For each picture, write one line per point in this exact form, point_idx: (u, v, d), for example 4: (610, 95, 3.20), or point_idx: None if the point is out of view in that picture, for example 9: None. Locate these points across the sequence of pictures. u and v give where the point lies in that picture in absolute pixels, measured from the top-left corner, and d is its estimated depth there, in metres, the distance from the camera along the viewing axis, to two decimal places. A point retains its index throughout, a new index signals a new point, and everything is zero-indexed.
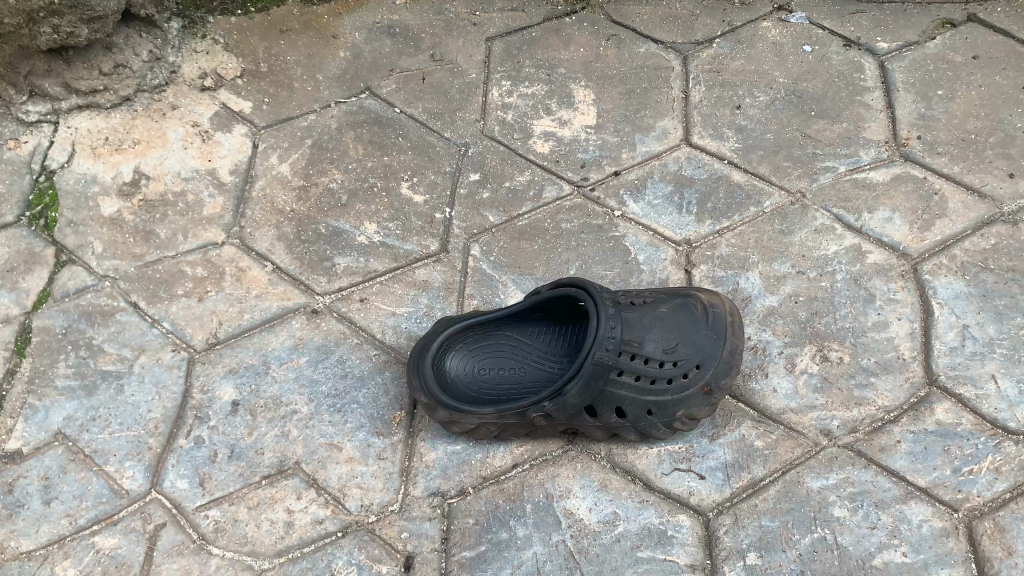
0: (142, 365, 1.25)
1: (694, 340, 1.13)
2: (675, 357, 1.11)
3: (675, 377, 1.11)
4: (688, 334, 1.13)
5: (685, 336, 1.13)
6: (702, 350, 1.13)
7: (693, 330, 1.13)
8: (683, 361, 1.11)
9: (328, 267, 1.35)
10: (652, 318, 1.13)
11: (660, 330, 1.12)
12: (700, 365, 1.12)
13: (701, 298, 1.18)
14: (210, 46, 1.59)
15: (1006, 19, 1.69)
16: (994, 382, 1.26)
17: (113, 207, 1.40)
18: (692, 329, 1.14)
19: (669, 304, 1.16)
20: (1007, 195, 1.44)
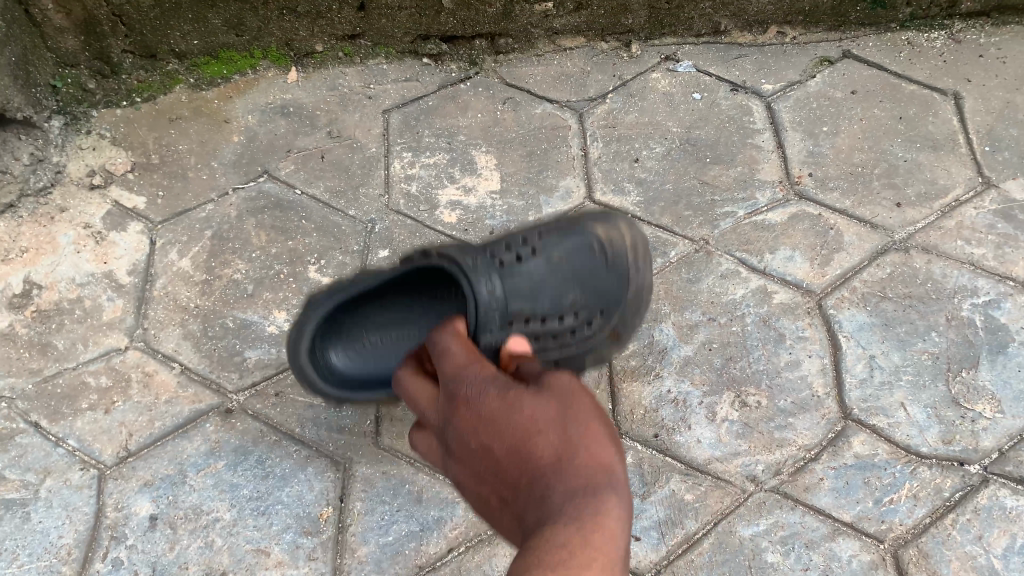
0: (49, 488, 1.20)
1: (583, 270, 1.12)
2: (579, 310, 1.11)
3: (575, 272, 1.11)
4: (584, 274, 1.12)
5: (590, 331, 1.12)
6: (607, 295, 1.12)
7: (594, 272, 1.12)
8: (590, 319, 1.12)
9: (239, 362, 1.32)
10: (547, 273, 1.11)
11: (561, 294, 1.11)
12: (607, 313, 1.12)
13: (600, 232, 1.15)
14: (97, 142, 1.55)
15: (878, 53, 1.76)
16: (904, 410, 1.33)
17: (3, 320, 1.34)
18: (591, 271, 1.12)
19: (562, 250, 1.13)
20: (896, 224, 1.51)
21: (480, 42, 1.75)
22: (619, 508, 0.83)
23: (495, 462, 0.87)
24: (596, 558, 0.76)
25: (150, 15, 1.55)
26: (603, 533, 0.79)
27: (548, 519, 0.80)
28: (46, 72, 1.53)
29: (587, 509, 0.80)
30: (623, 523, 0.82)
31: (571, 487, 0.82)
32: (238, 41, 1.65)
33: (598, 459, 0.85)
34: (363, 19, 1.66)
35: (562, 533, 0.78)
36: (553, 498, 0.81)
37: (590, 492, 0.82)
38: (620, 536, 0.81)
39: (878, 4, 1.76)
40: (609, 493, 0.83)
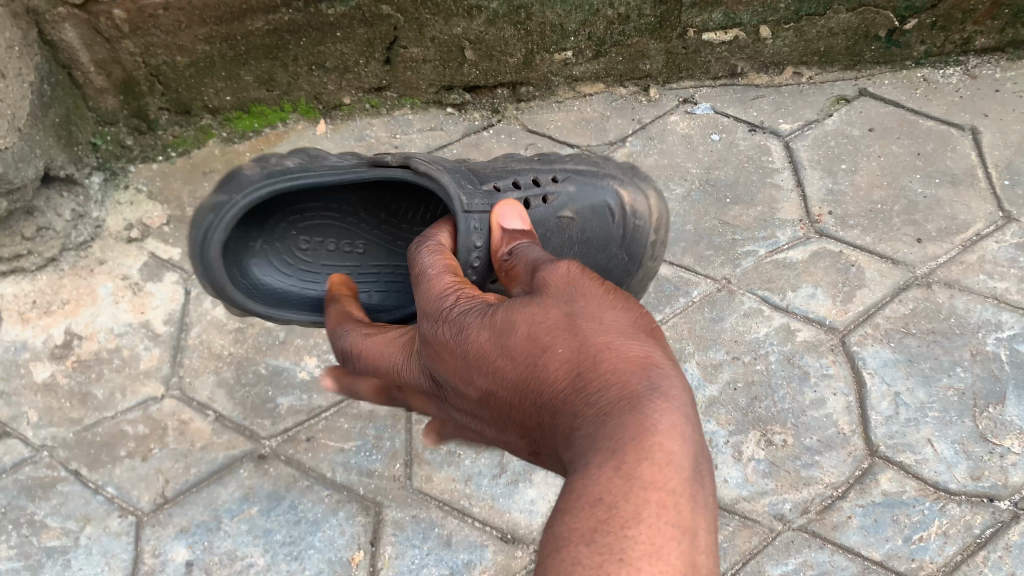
0: (89, 535, 1.24)
1: (596, 232, 1.15)
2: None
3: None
4: (590, 245, 1.15)
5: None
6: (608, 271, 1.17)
7: (600, 254, 1.15)
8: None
9: (271, 409, 1.36)
10: (552, 229, 1.14)
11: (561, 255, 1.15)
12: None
13: (623, 200, 1.16)
14: (134, 196, 1.61)
15: (894, 90, 1.79)
16: (931, 446, 1.33)
17: (45, 371, 1.39)
18: (599, 249, 1.15)
19: (575, 208, 1.15)
20: (918, 260, 1.52)
21: (502, 90, 1.79)
22: (675, 405, 0.68)
23: (523, 396, 0.76)
24: (636, 454, 0.64)
25: (186, 74, 1.61)
26: (655, 437, 0.65)
27: (577, 436, 0.69)
28: (86, 130, 1.60)
29: (628, 420, 0.66)
30: (685, 417, 0.68)
31: (602, 400, 0.69)
32: (269, 96, 1.70)
33: (627, 355, 0.71)
34: (389, 71, 1.71)
35: (593, 478, 0.64)
36: (581, 426, 0.69)
37: (622, 398, 0.68)
38: (680, 436, 0.67)
39: (892, 44, 1.79)
40: (645, 374, 0.70)
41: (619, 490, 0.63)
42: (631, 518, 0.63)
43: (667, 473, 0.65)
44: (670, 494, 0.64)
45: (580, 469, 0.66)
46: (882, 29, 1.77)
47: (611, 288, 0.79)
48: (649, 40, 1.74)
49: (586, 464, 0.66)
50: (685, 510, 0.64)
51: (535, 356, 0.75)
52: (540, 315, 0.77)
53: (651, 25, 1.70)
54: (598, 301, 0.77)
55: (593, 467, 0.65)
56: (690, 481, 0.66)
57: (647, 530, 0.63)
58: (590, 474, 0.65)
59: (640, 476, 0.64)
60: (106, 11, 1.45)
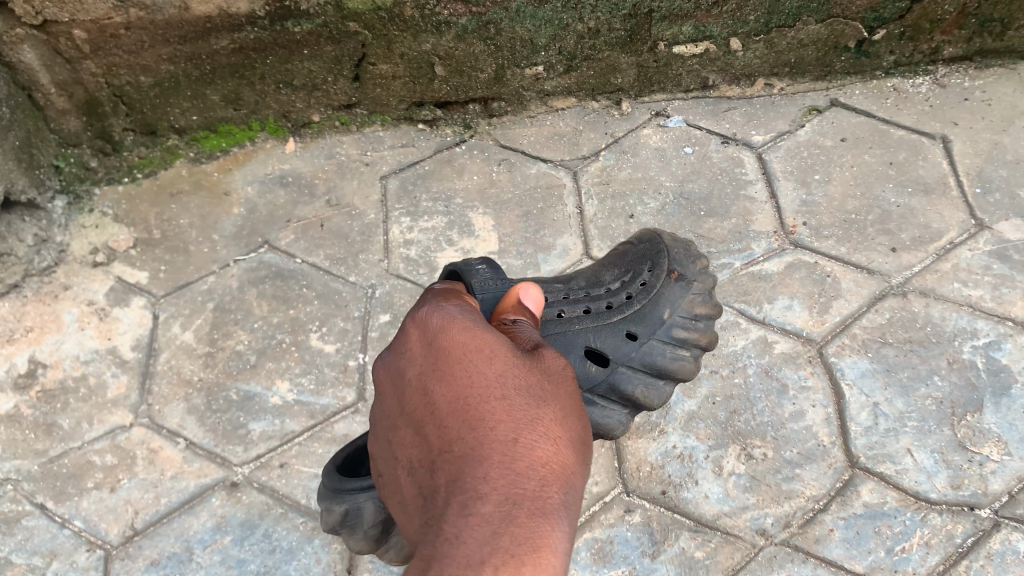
0: (56, 571, 1.21)
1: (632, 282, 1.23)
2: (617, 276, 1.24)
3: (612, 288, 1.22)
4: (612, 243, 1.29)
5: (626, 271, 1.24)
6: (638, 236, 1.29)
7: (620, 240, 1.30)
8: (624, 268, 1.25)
9: (243, 434, 1.33)
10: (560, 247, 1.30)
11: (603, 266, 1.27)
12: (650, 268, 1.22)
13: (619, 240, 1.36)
14: (99, 219, 1.58)
15: (865, 100, 1.79)
16: (911, 455, 1.32)
17: (9, 402, 1.35)
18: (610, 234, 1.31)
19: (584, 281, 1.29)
20: (892, 269, 1.52)
21: (474, 106, 1.77)
22: (576, 541, 0.65)
23: (446, 422, 0.74)
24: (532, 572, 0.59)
25: (150, 94, 1.59)
26: (553, 557, 0.61)
27: (483, 499, 0.64)
28: (49, 152, 1.57)
29: (540, 525, 0.62)
30: (578, 557, 0.65)
31: (527, 486, 0.66)
32: (235, 115, 1.68)
33: (562, 463, 0.70)
34: (358, 89, 1.70)
35: (486, 550, 0.60)
36: (492, 491, 0.65)
37: (544, 500, 0.65)
38: (568, 574, 0.62)
39: (861, 54, 1.80)
40: (569, 490, 0.68)
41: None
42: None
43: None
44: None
45: (469, 545, 0.60)
46: (851, 40, 1.77)
47: (575, 407, 0.79)
48: (620, 53, 1.73)
49: (478, 545, 0.60)
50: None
51: (481, 403, 0.74)
52: (505, 378, 0.77)
53: (621, 39, 1.70)
54: (558, 409, 0.77)
55: (489, 549, 0.60)
56: None
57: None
58: (478, 555, 0.59)
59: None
60: (66, 31, 1.43)
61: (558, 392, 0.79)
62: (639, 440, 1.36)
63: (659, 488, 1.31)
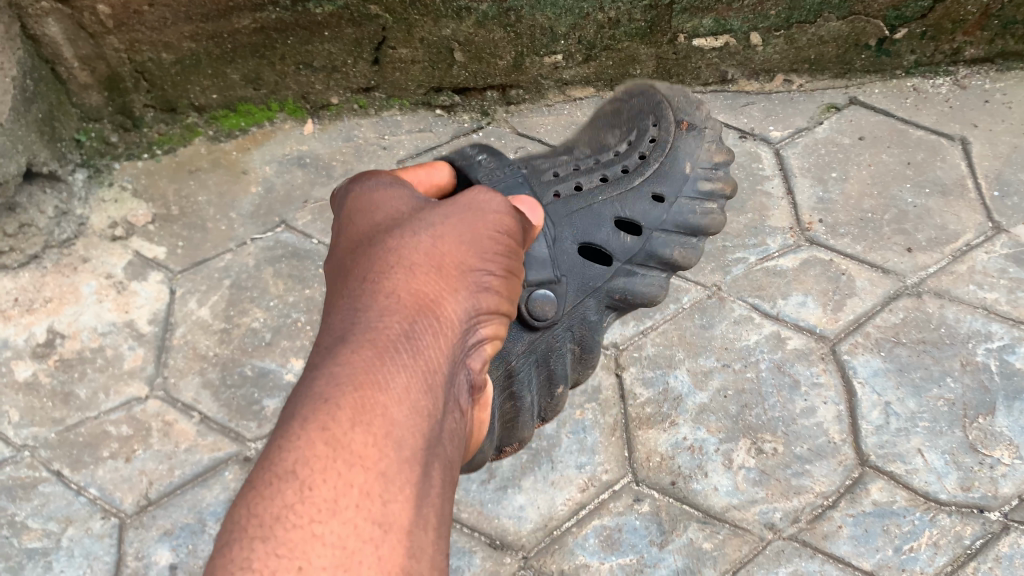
0: (70, 537, 1.22)
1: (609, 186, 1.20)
2: (625, 167, 1.21)
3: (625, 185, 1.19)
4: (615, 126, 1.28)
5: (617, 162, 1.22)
6: (636, 121, 1.27)
7: (620, 120, 1.29)
8: (634, 165, 1.21)
9: (257, 411, 1.34)
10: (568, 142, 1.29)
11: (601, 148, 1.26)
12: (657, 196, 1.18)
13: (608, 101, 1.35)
14: (119, 194, 1.58)
15: (884, 99, 1.78)
16: (922, 456, 1.32)
17: (27, 369, 1.38)
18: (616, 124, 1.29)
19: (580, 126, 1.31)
20: (907, 269, 1.52)
21: (492, 93, 1.77)
22: (415, 374, 0.73)
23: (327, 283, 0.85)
24: (353, 415, 0.67)
25: (171, 72, 1.60)
26: (380, 399, 0.69)
27: (325, 345, 0.74)
28: (70, 126, 1.58)
29: (365, 371, 0.70)
30: (423, 388, 0.73)
31: (368, 330, 0.73)
32: (256, 95, 1.69)
33: (414, 297, 0.77)
34: (378, 72, 1.70)
35: (305, 430, 0.66)
36: (337, 335, 0.74)
37: (381, 343, 0.72)
38: (406, 408, 0.70)
39: (882, 53, 1.80)
40: (413, 328, 0.75)
41: (321, 446, 0.65)
42: (322, 472, 0.64)
43: (377, 450, 0.67)
44: (377, 477, 0.66)
45: (303, 396, 0.69)
46: (872, 38, 1.78)
47: (463, 234, 0.83)
48: (640, 45, 1.73)
49: (303, 401, 0.68)
50: (391, 490, 0.66)
51: (350, 259, 0.83)
52: (375, 231, 0.84)
53: (641, 30, 1.70)
54: (433, 241, 0.81)
55: (319, 397, 0.68)
56: (399, 480, 0.67)
57: (333, 481, 0.64)
58: (304, 410, 0.67)
59: (343, 449, 0.65)
60: (90, 6, 1.46)
61: (443, 223, 0.83)
62: (650, 430, 1.36)
63: (669, 479, 1.32)
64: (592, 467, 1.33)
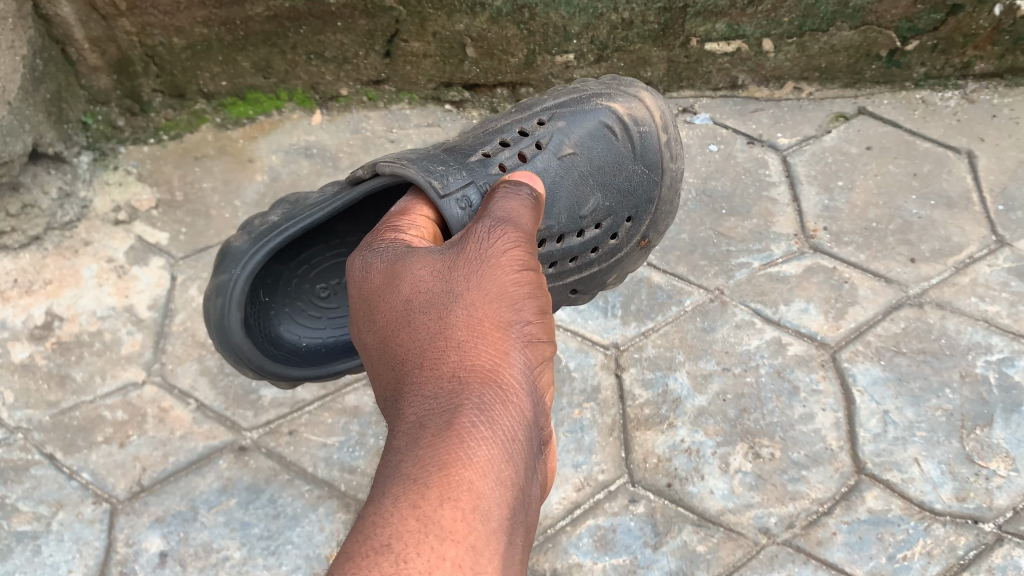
0: (61, 521, 1.21)
1: (601, 159, 1.13)
2: (599, 220, 1.13)
3: (600, 258, 1.16)
4: (605, 178, 1.13)
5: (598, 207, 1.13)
6: (633, 194, 1.15)
7: (615, 172, 1.14)
8: (607, 222, 1.14)
9: (254, 400, 1.34)
10: (561, 170, 1.11)
11: (580, 202, 1.12)
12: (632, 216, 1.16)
13: (619, 114, 1.15)
14: (123, 178, 1.59)
15: (892, 110, 1.78)
16: (918, 465, 1.32)
17: (24, 351, 1.37)
18: (614, 171, 1.14)
19: (573, 138, 1.13)
20: (910, 279, 1.52)
21: (502, 90, 1.77)
22: (494, 444, 0.70)
23: (382, 363, 0.82)
24: (439, 492, 0.65)
25: (182, 57, 1.60)
26: (463, 474, 0.66)
27: (398, 430, 0.71)
28: (77, 109, 1.57)
29: (446, 449, 0.67)
30: (503, 454, 0.70)
31: (437, 409, 0.71)
32: (265, 83, 1.69)
33: (478, 366, 0.75)
34: (388, 65, 1.70)
35: (389, 513, 0.63)
36: (409, 419, 0.72)
37: (454, 415, 0.70)
38: (489, 479, 0.68)
39: (892, 63, 1.79)
40: (481, 395, 0.72)
41: (411, 520, 0.62)
42: (415, 545, 0.61)
43: (466, 524, 0.64)
44: (468, 550, 0.62)
45: (387, 481, 0.66)
46: (884, 48, 1.77)
47: (503, 277, 0.82)
48: (652, 47, 1.73)
49: (388, 483, 0.66)
50: (481, 562, 0.63)
51: (404, 336, 0.81)
52: (422, 301, 0.82)
53: (654, 32, 1.70)
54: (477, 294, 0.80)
55: (402, 479, 0.66)
56: (490, 544, 0.64)
57: (427, 554, 0.61)
58: (391, 490, 0.65)
59: (432, 526, 0.62)
60: None
61: (483, 271, 0.82)
62: (647, 432, 1.36)
63: (665, 480, 1.31)
64: (588, 467, 1.33)
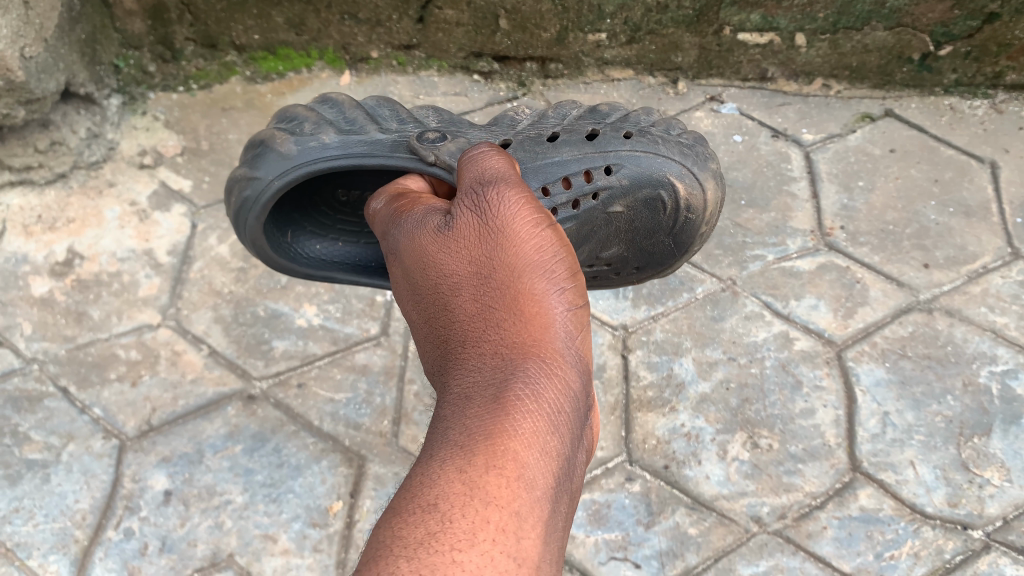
0: (71, 453, 1.25)
1: (641, 222, 1.10)
2: (610, 261, 1.16)
3: (616, 276, 1.20)
4: (633, 238, 1.12)
5: (614, 252, 1.14)
6: (654, 254, 1.15)
7: (645, 236, 1.12)
8: (617, 265, 1.17)
9: (265, 350, 1.36)
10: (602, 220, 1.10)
11: (601, 247, 1.13)
12: (644, 267, 1.18)
13: (677, 196, 1.07)
14: (151, 123, 1.62)
15: (920, 114, 1.77)
16: (913, 468, 1.33)
17: (44, 285, 1.41)
18: (645, 235, 1.12)
19: (628, 200, 1.08)
20: (922, 284, 1.52)
21: (531, 64, 1.77)
22: (542, 416, 0.70)
23: (428, 339, 0.84)
24: (485, 459, 0.65)
25: (217, 8, 1.61)
26: (510, 443, 0.67)
27: (445, 405, 0.72)
28: (109, 51, 1.60)
29: (493, 420, 0.68)
30: (550, 426, 0.70)
31: (482, 385, 0.72)
32: (297, 40, 1.70)
33: (522, 344, 0.75)
34: (421, 31, 1.70)
35: (437, 479, 0.64)
36: (456, 393, 0.73)
37: (499, 389, 0.71)
38: (536, 450, 0.68)
39: (924, 68, 1.77)
40: (527, 369, 0.73)
41: (455, 483, 0.64)
42: (460, 507, 0.62)
43: (511, 490, 0.64)
44: (512, 515, 0.63)
45: (435, 447, 0.68)
46: (916, 52, 1.75)
47: (547, 253, 0.82)
48: (684, 32, 1.73)
49: (436, 448, 0.68)
50: (523, 527, 0.63)
51: (446, 314, 0.82)
52: (460, 280, 0.82)
53: (688, 18, 1.70)
54: (518, 270, 0.80)
55: (450, 448, 0.67)
56: (535, 510, 0.65)
57: (470, 517, 0.62)
58: (439, 455, 0.67)
59: (480, 492, 0.63)
60: None
61: (525, 246, 0.82)
62: (649, 413, 1.38)
63: (662, 462, 1.34)
64: None
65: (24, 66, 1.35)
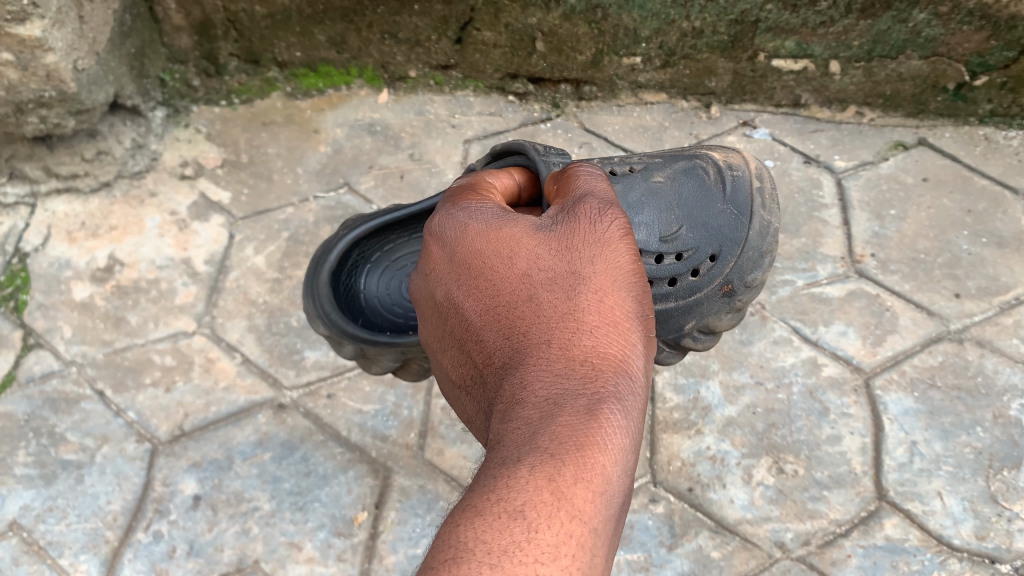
0: (104, 455, 1.28)
1: (691, 194, 1.01)
2: (679, 251, 1.00)
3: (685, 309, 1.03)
4: (691, 208, 1.00)
5: (674, 233, 1.00)
6: (720, 231, 0.99)
7: (701, 205, 1.00)
8: (690, 255, 1.00)
9: (297, 360, 1.38)
10: (647, 192, 1.02)
11: (663, 225, 1.00)
12: (716, 256, 0.99)
13: (714, 160, 1.04)
14: (193, 136, 1.67)
15: (954, 144, 1.76)
16: (940, 499, 1.32)
17: (84, 291, 1.44)
18: (701, 204, 1.00)
19: (667, 172, 1.04)
20: (953, 315, 1.51)
21: (565, 86, 1.79)
22: (627, 432, 0.67)
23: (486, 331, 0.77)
24: (575, 468, 0.63)
25: (262, 25, 1.66)
26: (600, 457, 0.64)
27: (525, 401, 0.68)
28: (156, 65, 1.66)
29: (585, 431, 0.65)
30: (631, 445, 0.67)
31: (569, 388, 0.68)
32: (338, 58, 1.73)
33: (609, 355, 0.71)
34: (458, 51, 1.73)
35: (524, 482, 0.62)
36: (540, 393, 0.68)
37: (590, 398, 0.67)
38: (619, 466, 0.66)
39: (958, 97, 1.76)
40: (616, 384, 0.69)
41: (544, 492, 0.61)
42: (546, 517, 0.60)
43: (593, 505, 0.63)
44: (592, 531, 0.61)
45: (518, 449, 0.64)
46: (952, 81, 1.74)
47: (631, 267, 0.76)
48: (719, 58, 1.74)
49: (521, 451, 0.64)
50: (598, 545, 0.62)
51: (518, 306, 0.75)
52: (537, 279, 0.76)
53: (723, 43, 1.71)
54: (605, 275, 0.75)
55: (537, 453, 0.64)
56: (609, 531, 0.63)
57: (554, 529, 0.60)
58: (525, 458, 0.63)
59: (569, 505, 0.61)
60: None
61: (616, 260, 0.76)
62: (675, 435, 1.39)
63: (686, 484, 1.34)
64: None
65: (76, 77, 1.40)
